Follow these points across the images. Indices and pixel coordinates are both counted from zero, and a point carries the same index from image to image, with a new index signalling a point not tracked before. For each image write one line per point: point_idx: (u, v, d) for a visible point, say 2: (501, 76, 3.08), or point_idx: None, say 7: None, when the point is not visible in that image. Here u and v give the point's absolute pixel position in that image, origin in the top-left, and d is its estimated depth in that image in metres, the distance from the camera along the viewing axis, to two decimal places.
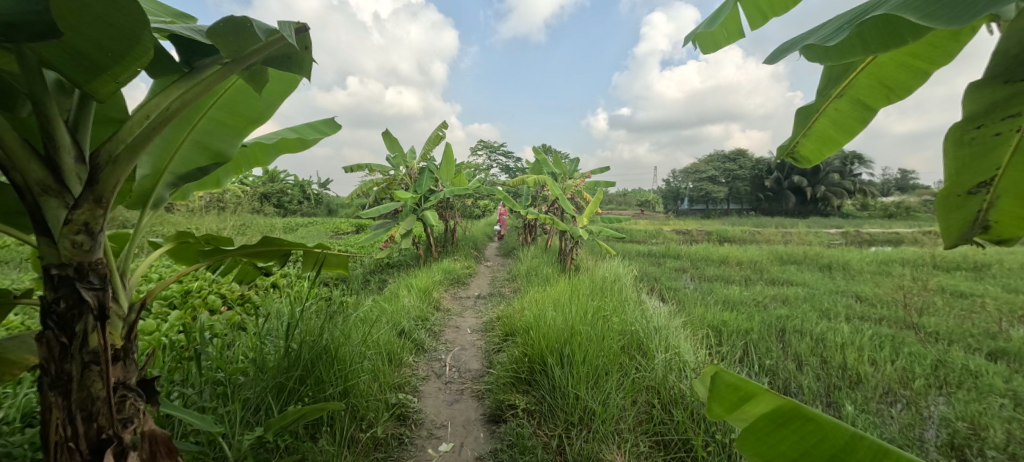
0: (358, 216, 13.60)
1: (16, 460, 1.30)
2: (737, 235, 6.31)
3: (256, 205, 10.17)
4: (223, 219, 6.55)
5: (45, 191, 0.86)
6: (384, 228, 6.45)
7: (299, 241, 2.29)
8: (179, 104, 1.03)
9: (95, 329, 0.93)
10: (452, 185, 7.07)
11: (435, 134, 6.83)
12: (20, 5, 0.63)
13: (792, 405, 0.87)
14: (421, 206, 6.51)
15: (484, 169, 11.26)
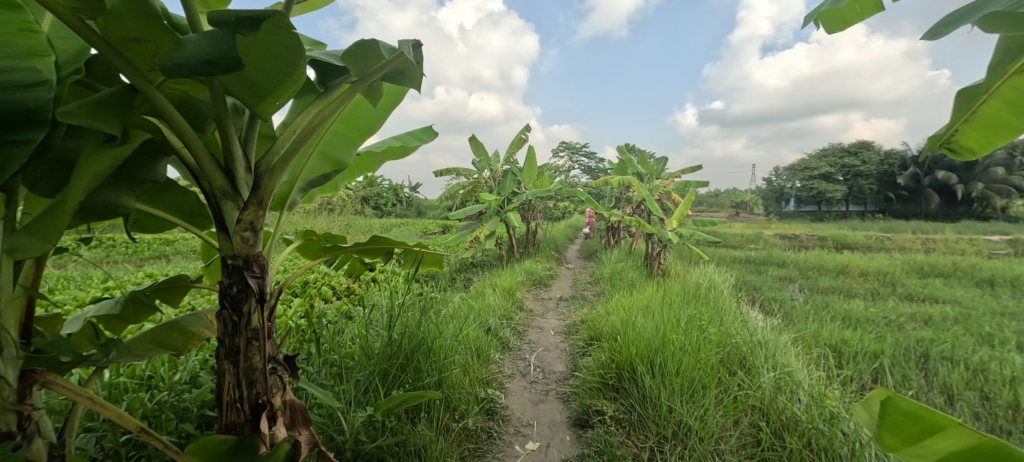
0: (446, 217, 14.38)
1: (190, 415, 1.62)
2: (876, 254, 3.98)
3: (359, 206, 11.29)
4: (332, 220, 7.37)
5: (225, 195, 1.06)
6: (470, 229, 6.73)
7: (402, 241, 2.49)
8: (318, 121, 1.19)
9: (257, 310, 1.11)
10: (535, 186, 7.12)
11: (519, 137, 6.94)
12: (219, 46, 0.76)
13: (996, 445, 0.73)
14: (505, 207, 6.66)
15: (565, 170, 11.20)
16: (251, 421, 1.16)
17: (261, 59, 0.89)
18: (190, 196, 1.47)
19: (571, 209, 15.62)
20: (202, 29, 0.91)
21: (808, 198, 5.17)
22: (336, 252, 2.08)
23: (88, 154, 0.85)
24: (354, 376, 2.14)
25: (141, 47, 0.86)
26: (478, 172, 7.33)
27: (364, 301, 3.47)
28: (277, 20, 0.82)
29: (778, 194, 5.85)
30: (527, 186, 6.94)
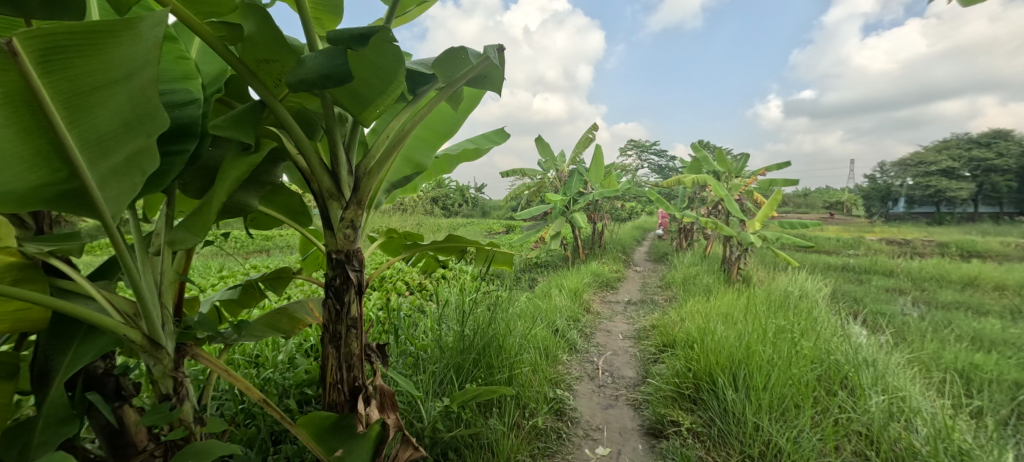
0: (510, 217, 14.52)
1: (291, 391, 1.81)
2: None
3: (428, 206, 11.79)
4: (404, 220, 7.78)
5: (331, 196, 1.17)
6: (535, 229, 6.74)
7: (475, 240, 2.57)
8: (410, 126, 1.28)
9: (355, 301, 1.21)
10: (603, 186, 6.93)
11: (585, 137, 6.79)
12: (335, 63, 0.84)
13: None
14: (571, 208, 6.55)
15: (633, 169, 10.77)
16: (349, 401, 1.27)
17: (366, 71, 0.97)
18: (296, 197, 1.65)
19: (640, 209, 15.02)
20: (317, 48, 1.01)
21: (924, 197, 3.77)
22: (415, 249, 2.20)
23: (229, 161, 0.99)
24: (431, 367, 2.25)
25: (270, 67, 0.98)
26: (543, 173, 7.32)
27: (434, 297, 3.61)
28: (381, 35, 0.89)
29: (883, 193, 4.39)
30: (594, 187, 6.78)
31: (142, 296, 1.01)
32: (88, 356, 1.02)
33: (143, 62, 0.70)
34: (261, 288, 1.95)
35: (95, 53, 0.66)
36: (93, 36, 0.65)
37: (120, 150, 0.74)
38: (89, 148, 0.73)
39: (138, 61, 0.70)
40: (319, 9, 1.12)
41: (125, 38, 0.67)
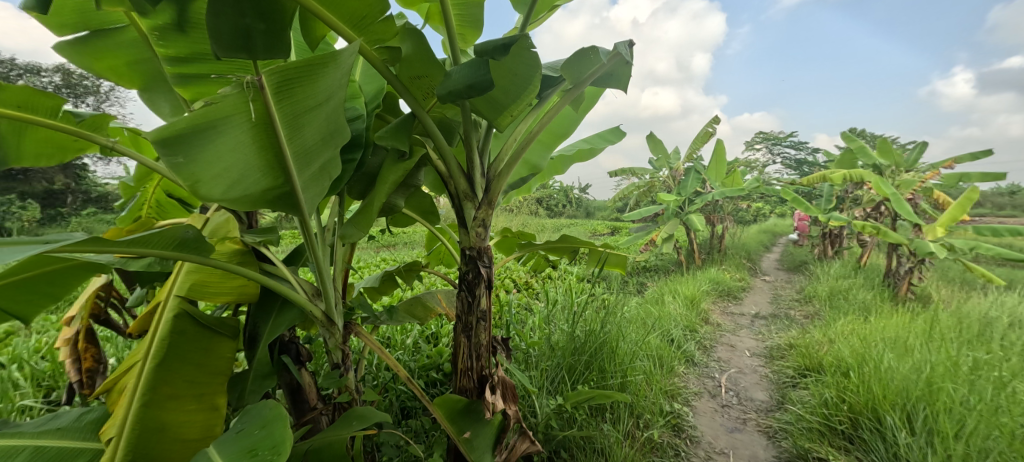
0: (617, 217, 13.95)
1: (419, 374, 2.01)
2: None
3: (531, 207, 11.92)
4: (509, 220, 8.00)
5: (465, 197, 1.26)
6: (646, 232, 6.35)
7: (588, 241, 2.54)
8: (537, 128, 1.32)
9: (485, 295, 1.29)
10: (724, 184, 6.23)
11: (705, 131, 6.16)
12: (479, 74, 0.91)
13: None
14: (686, 208, 6.01)
15: (762, 165, 9.51)
16: (478, 388, 1.36)
17: (503, 78, 1.04)
18: (428, 199, 1.82)
19: (772, 211, 13.19)
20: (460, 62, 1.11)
21: None
22: (530, 248, 2.26)
23: (388, 167, 1.14)
24: (543, 365, 2.29)
25: (423, 83, 1.11)
26: (655, 171, 6.86)
27: (540, 297, 3.64)
28: (521, 42, 0.94)
29: None
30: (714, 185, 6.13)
31: (322, 279, 1.23)
32: (284, 325, 1.28)
33: (340, 86, 0.85)
34: (396, 279, 2.20)
35: (310, 82, 0.83)
36: (310, 66, 0.81)
37: (319, 160, 0.89)
38: (298, 159, 0.88)
39: (334, 88, 0.85)
40: (463, 25, 1.22)
41: (330, 67, 0.82)
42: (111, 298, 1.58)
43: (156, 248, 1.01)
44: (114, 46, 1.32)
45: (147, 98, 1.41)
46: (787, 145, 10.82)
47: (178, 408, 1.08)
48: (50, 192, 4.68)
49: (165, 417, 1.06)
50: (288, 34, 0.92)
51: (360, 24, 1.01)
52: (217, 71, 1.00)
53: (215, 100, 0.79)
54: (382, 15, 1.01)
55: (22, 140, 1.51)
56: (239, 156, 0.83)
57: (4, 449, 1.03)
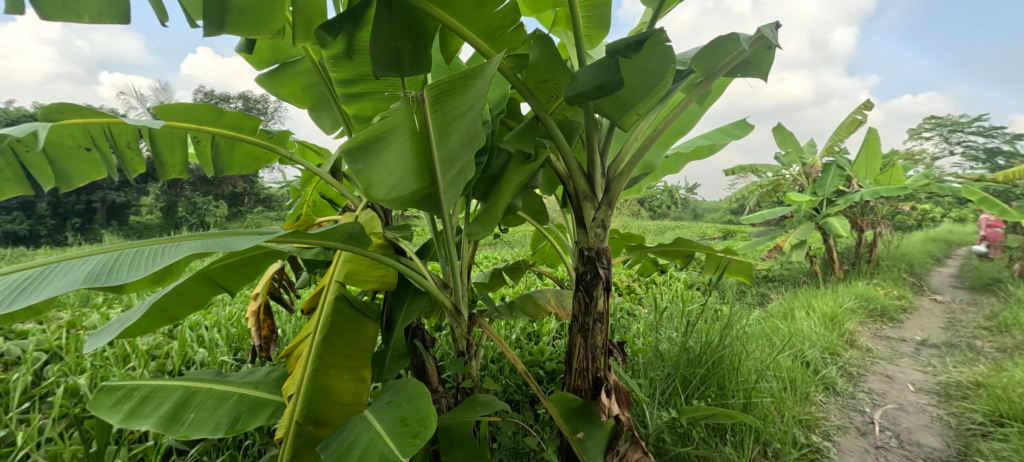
0: (733, 220, 12.55)
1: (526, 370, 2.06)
2: None
3: (634, 207, 11.32)
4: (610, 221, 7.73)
5: (586, 197, 1.24)
6: (770, 236, 5.59)
7: (705, 245, 2.33)
8: (662, 125, 1.26)
9: (603, 297, 1.27)
10: (877, 182, 5.20)
11: (852, 119, 5.20)
12: (609, 75, 0.90)
13: None
14: (823, 211, 5.16)
15: (933, 157, 7.71)
16: (592, 390, 1.34)
17: (632, 76, 1.02)
18: (539, 199, 1.86)
19: (947, 213, 10.60)
20: (586, 64, 1.11)
21: None
22: (640, 251, 2.14)
23: (513, 169, 1.19)
24: (654, 374, 2.17)
25: (548, 86, 1.15)
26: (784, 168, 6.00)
27: (643, 301, 3.45)
28: (657, 36, 0.96)
29: None
30: (864, 183, 5.15)
31: (452, 271, 1.35)
32: (416, 312, 1.44)
33: (484, 95, 0.92)
34: (505, 276, 2.28)
35: (460, 93, 0.91)
36: (462, 79, 0.90)
37: (458, 163, 0.95)
38: (443, 164, 0.97)
39: (480, 97, 0.91)
40: (590, 26, 1.22)
41: (478, 78, 0.90)
42: (283, 280, 1.97)
43: (332, 241, 1.20)
44: (297, 74, 1.64)
45: (316, 116, 1.74)
46: (974, 132, 8.59)
47: (338, 376, 1.28)
48: (233, 194, 5.82)
49: (328, 382, 1.26)
50: (430, 52, 1.03)
51: (492, 35, 1.07)
52: (374, 88, 1.15)
53: (387, 113, 0.93)
54: (514, 24, 1.07)
55: (234, 153, 1.94)
56: (399, 162, 0.94)
57: (221, 393, 1.37)
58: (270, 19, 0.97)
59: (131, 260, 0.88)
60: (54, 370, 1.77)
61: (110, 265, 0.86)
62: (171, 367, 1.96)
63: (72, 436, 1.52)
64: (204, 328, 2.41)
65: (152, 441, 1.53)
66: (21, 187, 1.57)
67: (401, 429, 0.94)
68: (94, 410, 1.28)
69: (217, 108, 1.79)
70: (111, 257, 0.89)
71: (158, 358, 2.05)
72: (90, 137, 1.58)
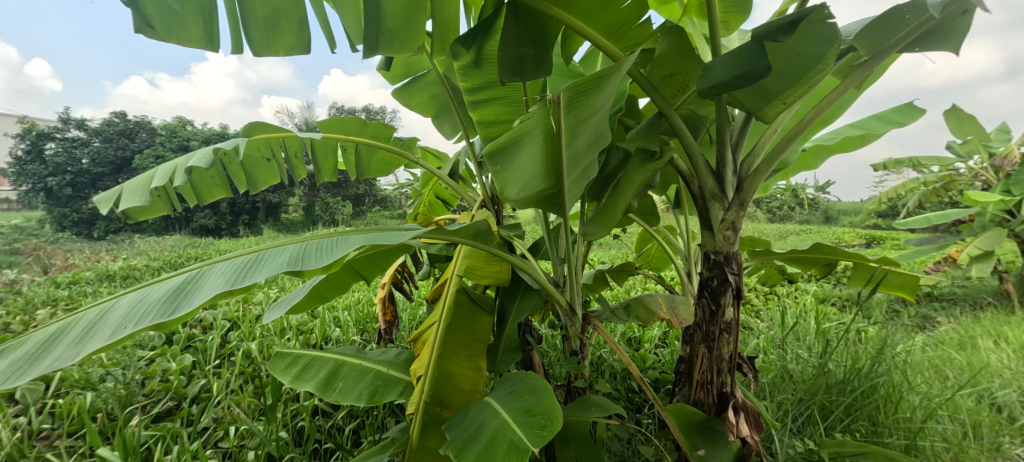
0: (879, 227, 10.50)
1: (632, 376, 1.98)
2: None
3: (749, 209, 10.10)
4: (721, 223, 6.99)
5: (714, 197, 1.15)
6: (940, 245, 4.53)
7: (852, 251, 1.98)
8: (811, 114, 1.11)
9: (733, 305, 1.16)
10: None
11: None
12: (754, 62, 0.83)
13: None
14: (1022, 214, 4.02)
15: None
16: (716, 405, 1.24)
17: (781, 60, 0.94)
18: (650, 199, 1.78)
19: None
20: (720, 53, 1.04)
21: None
22: (770, 257, 1.86)
23: (635, 168, 1.15)
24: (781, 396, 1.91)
25: (674, 80, 1.09)
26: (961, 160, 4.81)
27: (762, 315, 3.02)
28: (816, 14, 0.86)
29: None
30: None
31: (567, 271, 1.36)
32: (529, 308, 1.49)
33: (616, 94, 0.91)
34: (609, 278, 2.22)
35: (593, 94, 0.92)
36: (596, 79, 0.91)
37: (583, 162, 0.94)
38: (569, 164, 0.98)
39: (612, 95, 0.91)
40: (727, 11, 1.13)
41: (611, 78, 0.90)
42: (405, 272, 2.19)
43: (460, 237, 1.29)
44: (424, 86, 1.81)
45: (439, 124, 1.91)
46: None
47: (458, 363, 1.38)
48: (358, 196, 5.08)
49: (451, 368, 1.37)
50: (551, 56, 1.05)
51: (616, 32, 1.06)
52: (497, 93, 1.22)
53: (525, 117, 0.98)
54: (639, 19, 1.04)
55: (372, 158, 2.21)
56: (530, 163, 0.99)
57: (362, 368, 1.57)
58: (414, 37, 1.08)
59: (317, 250, 0.95)
60: (235, 336, 2.20)
61: (303, 254, 0.93)
62: (314, 342, 2.30)
63: (247, 389, 1.88)
64: (337, 310, 2.77)
65: (303, 402, 1.81)
66: (224, 189, 1.98)
67: (528, 419, 0.99)
68: (272, 371, 1.57)
69: (361, 120, 2.05)
70: (301, 247, 0.96)
71: (305, 332, 2.42)
72: (271, 149, 1.95)
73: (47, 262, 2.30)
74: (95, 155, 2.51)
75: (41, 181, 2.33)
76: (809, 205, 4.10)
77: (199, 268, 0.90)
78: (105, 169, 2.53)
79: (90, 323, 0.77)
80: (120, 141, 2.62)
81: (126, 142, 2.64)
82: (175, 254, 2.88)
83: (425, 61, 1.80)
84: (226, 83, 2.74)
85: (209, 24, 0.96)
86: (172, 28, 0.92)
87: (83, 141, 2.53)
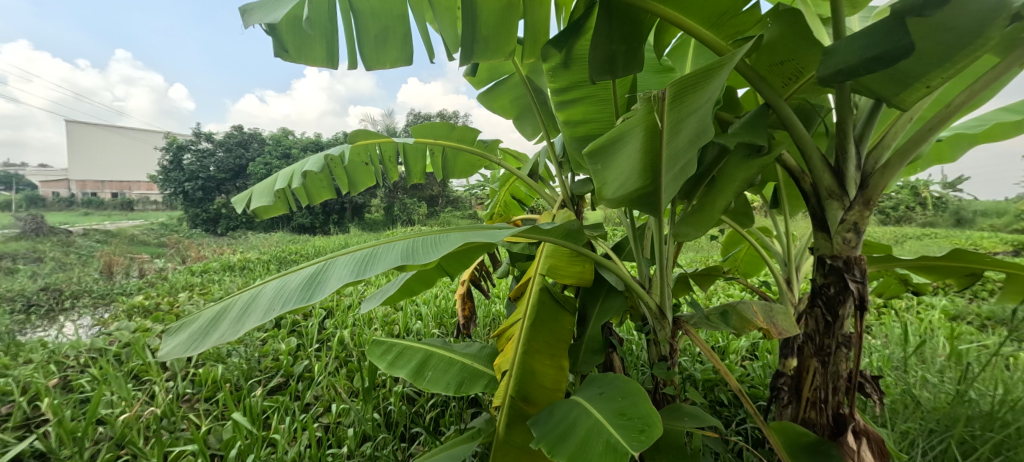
0: None
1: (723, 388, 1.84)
2: None
3: None
4: None
5: (831, 195, 1.04)
6: None
7: (1004, 260, 1.66)
8: (961, 97, 0.96)
9: (854, 316, 1.04)
10: None
11: None
12: (895, 41, 0.73)
13: None
14: None
15: None
16: (831, 427, 1.11)
17: (924, 38, 0.82)
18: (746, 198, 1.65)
19: None
20: (843, 35, 0.94)
21: None
22: (893, 264, 1.62)
23: (737, 165, 1.07)
24: (904, 425, 1.65)
25: (786, 67, 1.00)
26: None
27: (873, 330, 2.64)
28: None
29: None
30: None
31: (659, 273, 1.31)
32: (612, 310, 1.47)
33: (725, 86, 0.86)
34: (695, 283, 2.09)
35: (699, 89, 0.88)
36: (704, 72, 0.86)
37: (682, 159, 0.90)
38: (668, 162, 0.95)
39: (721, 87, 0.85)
40: None
41: (721, 70, 0.85)
42: (483, 270, 2.25)
43: (549, 236, 1.30)
44: (507, 89, 1.86)
45: (520, 124, 1.94)
46: None
47: (541, 361, 1.40)
48: (430, 197, 5.50)
49: (534, 365, 1.39)
50: (644, 50, 1.02)
51: (719, 20, 1.00)
52: (587, 91, 1.21)
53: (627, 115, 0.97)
54: (746, 5, 0.98)
55: (457, 161, 2.31)
56: (627, 161, 0.98)
57: (449, 359, 1.65)
58: (506, 41, 1.11)
59: (423, 246, 1.02)
60: (331, 324, 2.44)
61: (416, 248, 1.01)
62: (398, 333, 2.46)
63: (342, 372, 2.07)
64: (417, 305, 2.93)
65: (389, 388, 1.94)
66: (330, 192, 2.21)
67: (625, 421, 0.98)
68: (370, 356, 1.72)
69: (449, 124, 2.15)
70: (415, 242, 1.05)
71: (389, 323, 2.60)
72: (370, 154, 2.13)
73: (185, 254, 2.69)
74: (219, 163, 2.89)
75: (182, 186, 2.72)
76: (933, 206, 2.88)
77: (325, 261, 1.01)
78: (227, 175, 2.90)
79: (244, 305, 0.91)
80: (238, 150, 2.98)
81: (243, 152, 3.00)
82: (279, 249, 3.21)
83: (508, 65, 1.84)
84: (318, 95, 3.16)
85: (331, 42, 1.07)
86: (302, 49, 1.05)
87: (211, 151, 2.89)
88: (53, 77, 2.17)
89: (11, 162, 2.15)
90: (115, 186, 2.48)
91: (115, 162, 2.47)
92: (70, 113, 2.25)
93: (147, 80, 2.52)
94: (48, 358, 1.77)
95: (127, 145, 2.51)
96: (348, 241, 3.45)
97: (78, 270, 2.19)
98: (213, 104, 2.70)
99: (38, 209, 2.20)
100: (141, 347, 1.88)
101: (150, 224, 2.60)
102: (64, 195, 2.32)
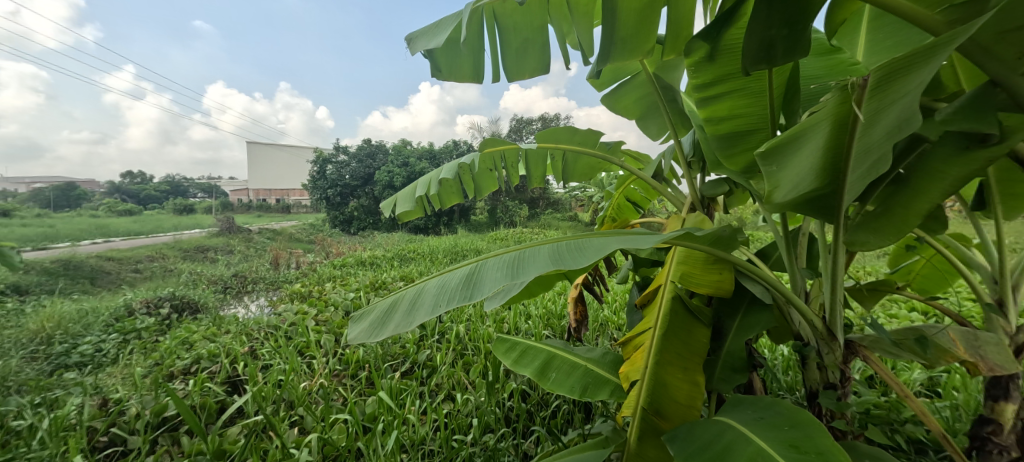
0: None
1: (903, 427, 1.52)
2: None
3: None
4: None
5: None
6: None
7: None
8: None
9: None
10: None
11: None
12: None
13: None
14: None
15: None
16: None
17: None
18: None
19: None
20: None
21: None
22: None
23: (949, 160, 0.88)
24: None
25: None
26: None
27: None
28: None
29: None
30: None
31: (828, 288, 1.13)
32: (758, 326, 1.33)
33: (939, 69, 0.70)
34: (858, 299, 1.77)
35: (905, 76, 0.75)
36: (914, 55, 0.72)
37: (874, 156, 0.80)
38: (858, 157, 0.84)
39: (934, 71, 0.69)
40: None
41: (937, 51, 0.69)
42: (596, 274, 2.21)
43: (688, 241, 1.20)
44: (632, 89, 1.80)
45: (641, 124, 1.86)
46: None
47: (675, 373, 1.31)
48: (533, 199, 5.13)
49: (667, 378, 1.31)
50: (811, 33, 0.90)
51: None
52: (735, 86, 1.11)
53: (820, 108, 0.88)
54: None
55: (574, 164, 2.31)
56: (805, 162, 0.89)
57: (573, 362, 1.65)
58: (644, 41, 1.08)
59: (561, 250, 1.04)
60: (447, 318, 2.62)
61: (557, 253, 1.03)
62: (509, 330, 2.54)
63: (460, 363, 2.21)
64: (524, 305, 2.99)
65: (503, 384, 2.01)
66: (456, 196, 2.38)
67: (799, 455, 0.88)
68: (495, 350, 1.81)
69: (570, 127, 2.15)
70: (552, 246, 1.08)
71: (499, 321, 2.70)
72: (495, 160, 2.25)
73: (328, 250, 2.96)
74: (353, 172, 3.12)
75: (325, 193, 3.01)
76: None
77: (476, 262, 1.09)
78: (359, 182, 3.12)
79: (412, 299, 1.03)
80: (369, 161, 3.21)
81: (372, 162, 3.22)
82: (400, 247, 3.33)
83: (633, 65, 1.79)
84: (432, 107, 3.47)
85: (475, 59, 1.17)
86: (452, 68, 1.17)
87: (346, 162, 3.14)
88: (240, 107, 2.64)
89: (212, 175, 2.55)
90: (277, 193, 2.88)
91: (279, 174, 2.90)
92: (248, 134, 2.71)
93: (302, 105, 2.99)
94: (241, 330, 2.20)
95: (286, 159, 2.91)
96: (461, 240, 3.68)
97: (255, 261, 2.53)
98: (347, 123, 3.05)
99: (229, 212, 2.59)
100: (304, 328, 2.27)
101: (304, 223, 2.94)
102: (245, 200, 2.70)
